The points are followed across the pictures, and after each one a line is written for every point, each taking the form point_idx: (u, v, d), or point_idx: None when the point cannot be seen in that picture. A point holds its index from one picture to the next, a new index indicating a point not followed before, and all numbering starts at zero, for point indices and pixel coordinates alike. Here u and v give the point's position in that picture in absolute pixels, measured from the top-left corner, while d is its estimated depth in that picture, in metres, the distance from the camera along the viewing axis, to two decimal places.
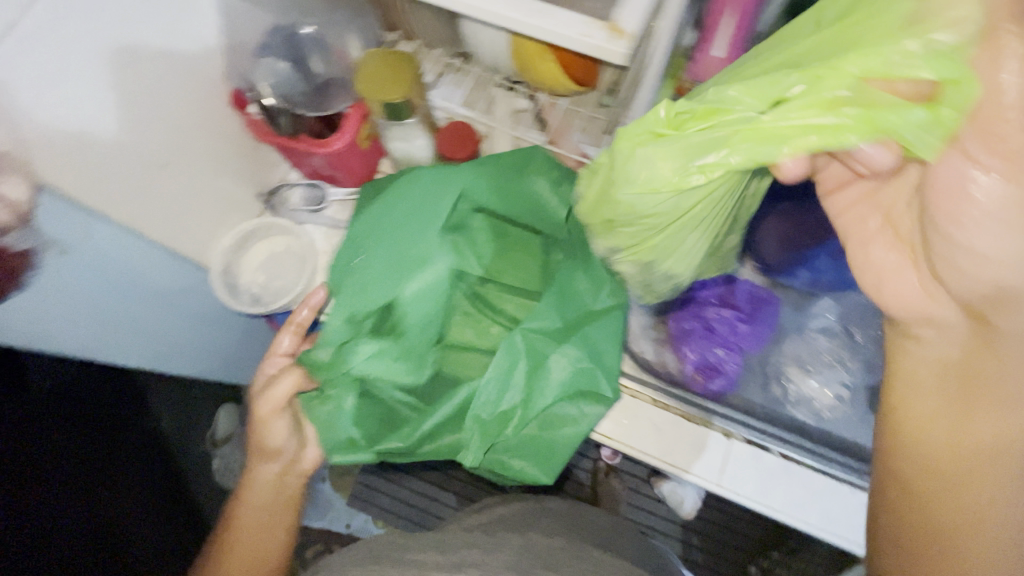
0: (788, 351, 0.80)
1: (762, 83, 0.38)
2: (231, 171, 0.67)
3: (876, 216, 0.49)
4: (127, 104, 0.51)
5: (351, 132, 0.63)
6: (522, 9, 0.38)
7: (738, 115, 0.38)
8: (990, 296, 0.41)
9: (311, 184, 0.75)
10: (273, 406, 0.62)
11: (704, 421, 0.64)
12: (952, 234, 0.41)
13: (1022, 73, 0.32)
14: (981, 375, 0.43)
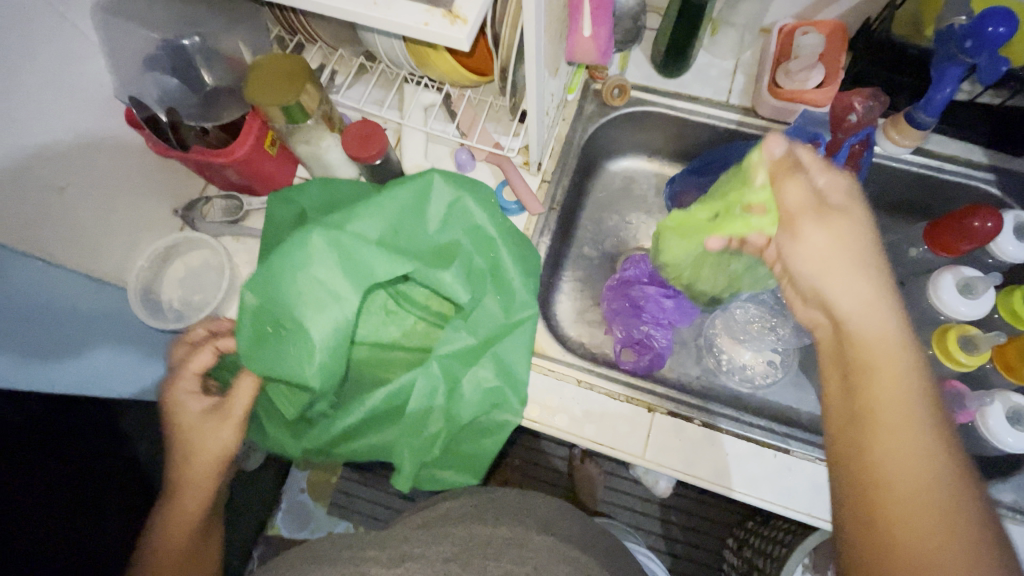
0: (720, 321, 0.80)
1: (687, 215, 0.63)
2: (139, 188, 0.67)
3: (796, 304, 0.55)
4: (11, 130, 0.50)
5: (253, 139, 0.63)
6: (361, 3, 0.39)
7: (693, 221, 0.63)
8: (862, 307, 0.46)
9: (229, 196, 0.74)
10: (214, 427, 0.54)
11: (628, 398, 0.65)
12: (814, 266, 0.50)
13: (795, 189, 0.51)
14: (855, 367, 0.44)
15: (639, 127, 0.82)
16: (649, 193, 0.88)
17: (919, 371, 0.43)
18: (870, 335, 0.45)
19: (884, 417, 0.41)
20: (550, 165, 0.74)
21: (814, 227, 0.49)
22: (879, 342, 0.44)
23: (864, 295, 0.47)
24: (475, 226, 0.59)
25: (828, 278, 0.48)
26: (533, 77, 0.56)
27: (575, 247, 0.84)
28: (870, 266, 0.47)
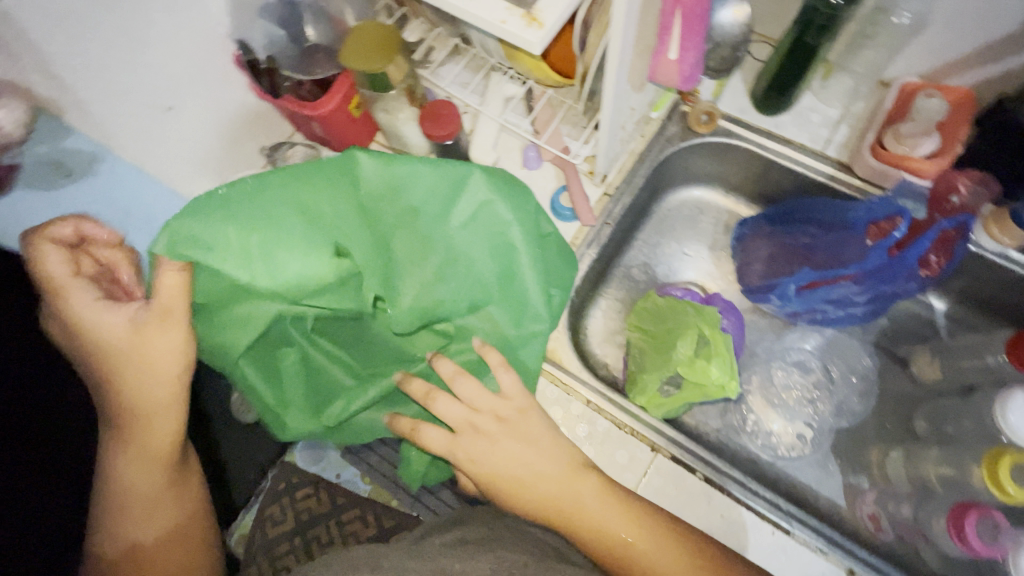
0: (757, 380, 0.76)
1: (646, 387, 0.65)
2: (233, 123, 0.73)
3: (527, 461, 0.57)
4: (129, 48, 0.56)
5: (339, 98, 0.67)
6: None
7: (637, 376, 0.69)
8: (500, 457, 0.54)
9: (311, 145, 0.79)
10: (159, 330, 0.49)
11: (632, 431, 0.63)
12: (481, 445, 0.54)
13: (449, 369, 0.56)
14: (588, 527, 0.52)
15: (720, 160, 0.78)
16: (714, 228, 0.84)
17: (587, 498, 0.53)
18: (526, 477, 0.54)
19: (650, 567, 0.50)
20: (615, 179, 0.73)
21: (469, 448, 0.54)
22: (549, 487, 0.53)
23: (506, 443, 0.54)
24: (501, 236, 0.56)
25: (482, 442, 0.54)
26: (610, 89, 0.55)
27: (623, 267, 0.83)
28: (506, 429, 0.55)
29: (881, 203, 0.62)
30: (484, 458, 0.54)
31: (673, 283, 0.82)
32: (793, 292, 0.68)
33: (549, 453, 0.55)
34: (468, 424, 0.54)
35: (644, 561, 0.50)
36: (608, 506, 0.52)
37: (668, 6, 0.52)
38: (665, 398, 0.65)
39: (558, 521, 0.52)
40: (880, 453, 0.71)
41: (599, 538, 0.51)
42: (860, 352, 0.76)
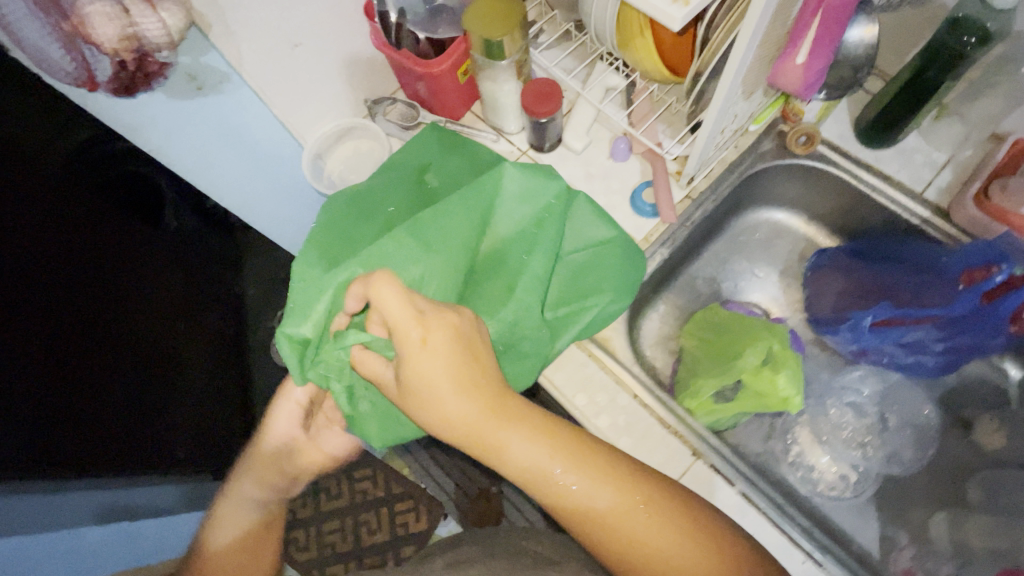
0: (807, 414, 0.74)
1: (697, 391, 0.64)
2: (348, 70, 0.77)
3: None
4: None
5: (452, 61, 0.70)
6: None
7: (686, 378, 0.69)
8: (433, 400, 0.47)
9: (411, 104, 0.82)
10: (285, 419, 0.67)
11: (676, 432, 0.62)
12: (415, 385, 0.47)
13: (392, 300, 0.46)
14: (536, 472, 0.47)
15: (810, 185, 0.77)
16: (790, 255, 0.83)
17: (533, 430, 0.47)
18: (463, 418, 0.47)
19: (595, 506, 0.46)
20: (701, 184, 0.73)
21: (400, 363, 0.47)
22: (479, 430, 0.47)
23: (443, 386, 0.46)
24: (541, 225, 0.58)
25: (419, 381, 0.47)
26: (724, 88, 0.55)
27: (688, 275, 0.82)
28: (457, 374, 0.47)
29: (981, 250, 0.60)
30: (415, 365, 0.46)
31: (737, 301, 0.81)
32: (868, 327, 0.67)
33: (488, 382, 0.48)
34: (394, 332, 0.47)
35: (582, 499, 0.46)
36: (546, 449, 0.47)
37: (808, 10, 0.52)
38: (718, 402, 0.64)
39: (473, 445, 0.48)
40: (925, 513, 0.68)
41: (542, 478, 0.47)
42: (924, 406, 0.73)
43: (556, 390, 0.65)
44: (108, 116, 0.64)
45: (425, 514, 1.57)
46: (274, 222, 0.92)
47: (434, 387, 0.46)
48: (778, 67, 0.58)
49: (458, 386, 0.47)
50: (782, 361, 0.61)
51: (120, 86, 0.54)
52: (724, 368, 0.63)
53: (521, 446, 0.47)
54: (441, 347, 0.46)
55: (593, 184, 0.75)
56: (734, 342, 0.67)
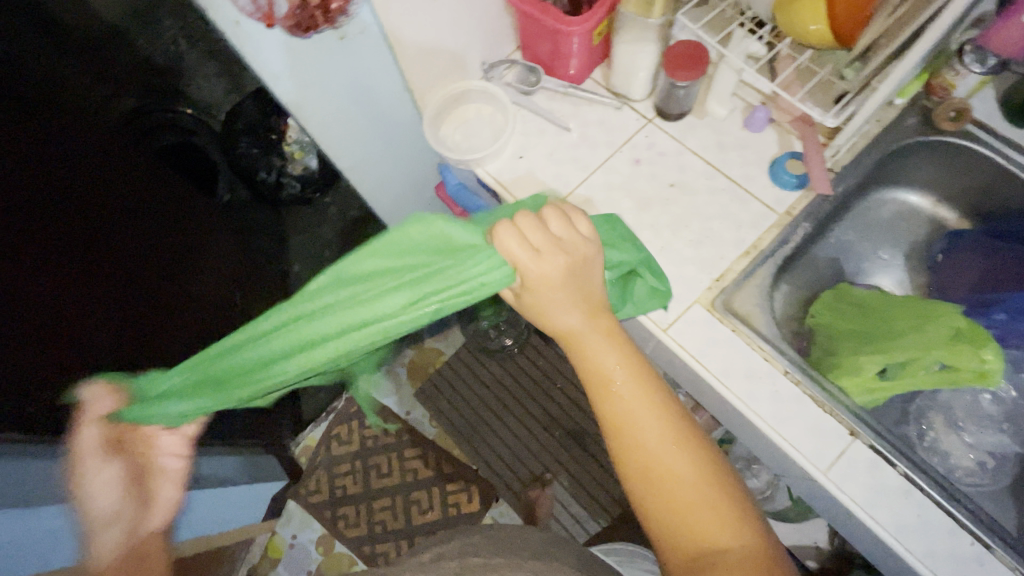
0: (941, 399, 0.72)
1: (854, 371, 0.61)
2: (477, 29, 0.75)
3: (562, 290, 0.53)
4: None
5: (591, 23, 0.68)
6: None
7: (829, 358, 0.66)
8: (545, 294, 0.53)
9: (529, 66, 0.80)
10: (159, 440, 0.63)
11: (832, 411, 0.59)
12: (531, 285, 0.53)
13: (554, 218, 0.54)
14: (612, 386, 0.52)
15: (947, 165, 0.75)
16: (914, 237, 0.81)
17: (622, 351, 0.53)
18: (560, 322, 0.54)
19: (635, 421, 0.50)
20: (843, 158, 0.71)
21: (530, 271, 0.52)
22: (579, 333, 0.54)
23: (559, 285, 0.52)
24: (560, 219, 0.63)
25: (539, 284, 0.53)
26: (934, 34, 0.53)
27: (814, 254, 0.77)
28: (576, 277, 0.53)
29: None
30: (542, 276, 0.52)
31: (862, 282, 0.79)
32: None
33: (586, 295, 0.54)
34: (534, 254, 0.52)
35: (626, 412, 0.51)
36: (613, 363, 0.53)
37: None
38: (882, 381, 0.61)
39: (569, 347, 0.55)
40: None
41: (594, 373, 0.52)
42: None
43: (698, 363, 0.62)
44: (255, 64, 0.57)
45: (477, 495, 1.54)
46: (376, 190, 0.89)
47: (551, 286, 0.52)
48: (996, 32, 0.68)
49: (568, 287, 0.53)
50: (968, 347, 0.57)
51: (297, 24, 0.51)
52: (904, 342, 0.61)
53: (605, 357, 0.53)
54: (569, 267, 0.53)
55: (727, 154, 0.72)
56: (917, 321, 0.62)
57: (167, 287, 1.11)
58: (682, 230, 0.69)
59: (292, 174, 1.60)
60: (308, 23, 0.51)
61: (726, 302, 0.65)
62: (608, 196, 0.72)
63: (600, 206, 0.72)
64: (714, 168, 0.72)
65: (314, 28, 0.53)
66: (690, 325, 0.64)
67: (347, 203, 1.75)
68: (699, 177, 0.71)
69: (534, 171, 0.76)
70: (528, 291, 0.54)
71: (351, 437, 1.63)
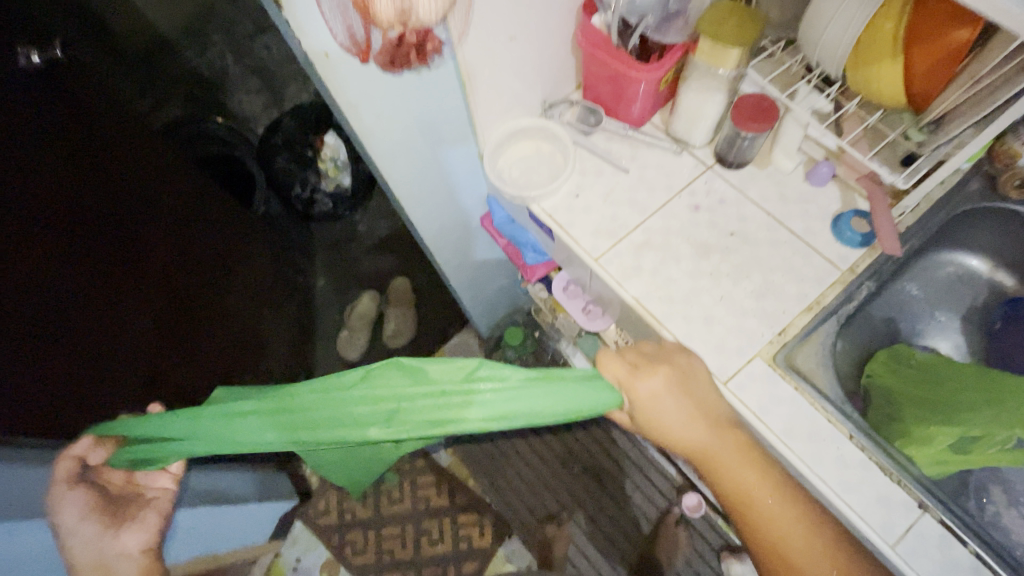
0: (1002, 472, 0.69)
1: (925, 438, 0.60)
2: (544, 71, 0.76)
3: (686, 407, 0.57)
4: None
5: (661, 71, 0.69)
6: None
7: (891, 423, 0.64)
8: (667, 413, 0.56)
9: (590, 107, 0.81)
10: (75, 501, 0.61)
11: (899, 481, 0.57)
12: (648, 407, 0.57)
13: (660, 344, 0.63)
14: (749, 506, 0.54)
15: (1010, 232, 0.75)
16: (973, 301, 0.79)
17: (762, 469, 0.54)
18: (692, 439, 0.56)
19: (784, 542, 0.52)
20: (908, 219, 0.71)
21: (644, 388, 0.57)
22: (713, 453, 0.55)
23: (675, 402, 0.57)
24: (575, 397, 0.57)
25: (663, 402, 0.57)
26: None
27: (873, 311, 0.75)
28: (692, 396, 0.57)
29: None
30: (660, 395, 0.57)
31: (916, 343, 0.78)
32: None
33: (700, 403, 0.58)
34: (632, 373, 0.57)
35: (767, 512, 0.53)
36: (740, 460, 0.55)
37: None
38: (954, 454, 0.60)
39: (702, 467, 0.56)
40: None
41: (735, 488, 0.54)
42: None
43: (758, 420, 0.61)
44: (334, 93, 0.57)
45: (489, 530, 1.50)
46: (425, 219, 0.89)
47: (672, 401, 0.57)
48: None
49: (687, 403, 0.57)
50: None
51: (390, 59, 0.54)
52: (982, 415, 0.60)
53: (743, 472, 0.54)
54: (675, 382, 0.58)
55: (790, 207, 0.72)
56: (994, 395, 0.60)
57: (195, 300, 1.09)
58: (744, 280, 0.68)
59: (325, 191, 1.57)
60: (401, 59, 0.55)
61: (788, 358, 0.64)
62: (666, 240, 0.72)
63: (658, 250, 0.71)
64: (776, 221, 0.71)
65: (405, 65, 0.57)
66: (752, 379, 0.63)
67: (376, 222, 1.73)
68: (759, 228, 0.71)
69: (590, 211, 0.75)
70: (648, 411, 0.57)
71: None
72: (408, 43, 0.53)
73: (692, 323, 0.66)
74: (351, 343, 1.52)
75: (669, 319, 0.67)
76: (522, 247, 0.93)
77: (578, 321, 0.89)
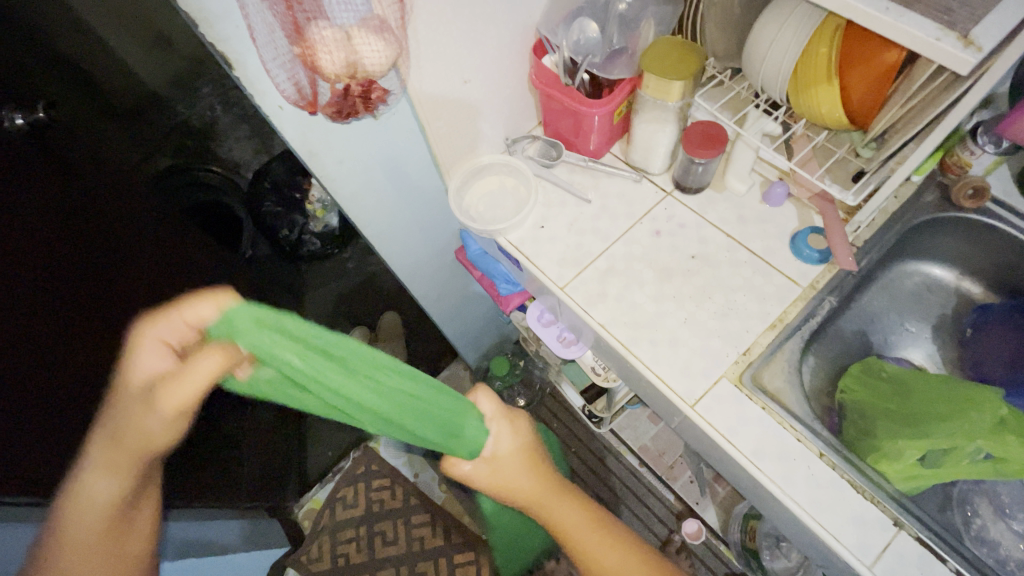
0: (986, 483, 0.68)
1: (897, 454, 0.59)
2: (501, 110, 0.79)
3: (523, 473, 0.67)
4: (465, 20, 0.62)
5: (611, 106, 0.71)
6: (876, 7, 0.48)
7: (865, 440, 0.64)
8: (510, 488, 0.67)
9: (550, 141, 0.83)
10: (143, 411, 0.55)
11: (873, 498, 0.56)
12: (497, 490, 0.66)
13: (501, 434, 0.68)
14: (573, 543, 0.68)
15: (969, 241, 0.76)
16: (941, 310, 0.80)
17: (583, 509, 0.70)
18: (536, 510, 0.67)
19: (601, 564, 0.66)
20: (865, 233, 0.72)
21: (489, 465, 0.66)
22: (550, 515, 0.68)
23: (521, 471, 0.68)
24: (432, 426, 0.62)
25: (499, 477, 0.66)
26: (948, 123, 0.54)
27: (842, 323, 0.75)
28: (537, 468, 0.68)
29: None
30: (503, 463, 0.67)
31: (888, 355, 0.78)
32: None
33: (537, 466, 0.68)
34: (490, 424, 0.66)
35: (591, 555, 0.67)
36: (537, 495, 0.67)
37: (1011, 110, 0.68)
38: (925, 468, 0.59)
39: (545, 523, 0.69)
40: None
41: (574, 542, 0.68)
42: None
43: (729, 444, 0.60)
44: (292, 142, 0.59)
45: (487, 567, 1.44)
46: (400, 256, 0.90)
47: (513, 472, 0.67)
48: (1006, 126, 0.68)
49: (525, 465, 0.68)
50: None
51: (339, 109, 0.57)
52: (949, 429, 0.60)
53: (575, 522, 0.68)
54: (518, 447, 0.69)
55: (748, 228, 0.73)
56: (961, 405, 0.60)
57: None
58: (706, 302, 0.69)
59: (312, 232, 1.63)
60: (350, 108, 0.57)
61: (754, 378, 0.64)
62: (629, 266, 0.73)
63: (621, 276, 0.72)
64: (736, 242, 0.72)
65: (354, 113, 0.59)
66: (720, 401, 0.63)
67: (365, 258, 1.74)
68: (720, 249, 0.72)
69: (555, 241, 0.76)
70: (496, 492, 0.67)
71: (356, 501, 1.55)
72: (354, 93, 0.55)
73: (657, 347, 0.67)
74: None
75: (634, 343, 0.67)
76: (495, 278, 0.94)
77: (554, 349, 0.89)
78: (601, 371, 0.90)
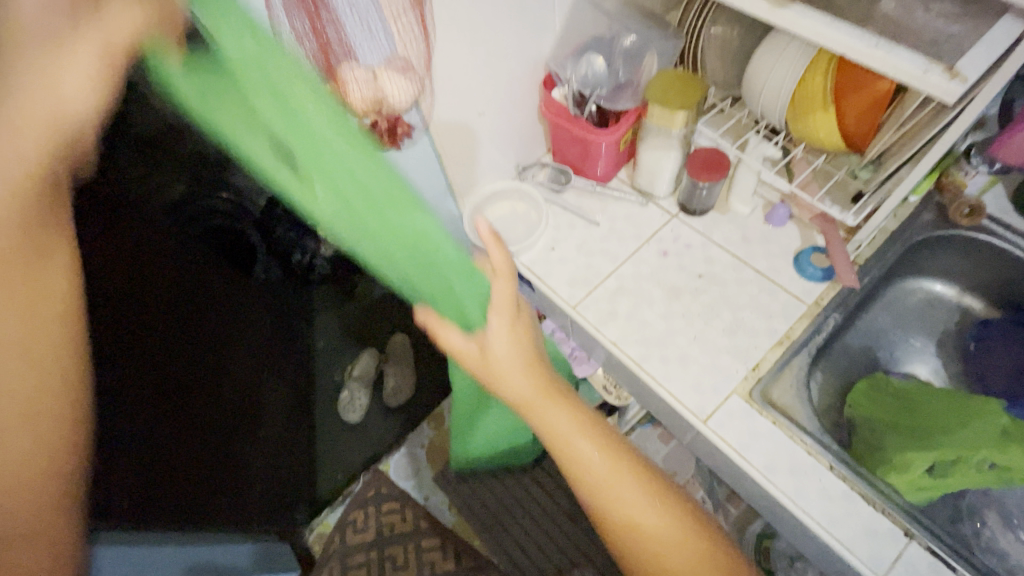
0: (993, 495, 0.69)
1: (905, 465, 0.60)
2: (513, 138, 0.83)
3: (521, 379, 0.52)
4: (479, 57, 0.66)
5: (618, 134, 0.75)
6: (866, 44, 0.51)
7: (873, 453, 0.65)
8: (511, 388, 0.53)
9: (560, 167, 0.87)
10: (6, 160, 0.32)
11: (883, 509, 0.58)
12: (496, 371, 0.53)
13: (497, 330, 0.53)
14: (578, 475, 0.51)
15: (968, 257, 0.78)
16: (945, 325, 0.81)
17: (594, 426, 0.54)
18: (542, 420, 0.52)
19: (617, 499, 0.50)
20: (866, 251, 0.75)
21: (505, 360, 0.53)
22: (555, 430, 0.52)
23: (520, 375, 0.52)
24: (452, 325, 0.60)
25: (513, 380, 0.52)
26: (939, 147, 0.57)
27: (848, 339, 0.77)
28: (545, 378, 0.53)
29: None
30: (501, 363, 0.53)
31: (895, 370, 0.80)
32: None
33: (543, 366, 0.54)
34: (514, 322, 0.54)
35: (605, 494, 0.50)
36: (550, 409, 0.52)
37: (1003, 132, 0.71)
38: (934, 479, 0.60)
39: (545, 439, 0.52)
40: None
41: (578, 467, 0.51)
42: None
43: (741, 457, 0.62)
44: None
45: None
46: None
47: (514, 376, 0.52)
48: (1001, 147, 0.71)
49: (529, 374, 0.52)
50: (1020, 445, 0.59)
51: None
52: (954, 441, 0.61)
53: (591, 456, 0.51)
54: (521, 352, 0.54)
55: (753, 247, 0.76)
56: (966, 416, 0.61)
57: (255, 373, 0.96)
58: (714, 319, 0.71)
59: None
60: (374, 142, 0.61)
61: (764, 394, 0.66)
62: (638, 285, 0.75)
63: (631, 295, 0.75)
64: (741, 261, 0.75)
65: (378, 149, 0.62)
66: (731, 416, 0.64)
67: None
68: (726, 268, 0.75)
69: (566, 261, 0.79)
70: (504, 393, 0.54)
71: (367, 525, 1.52)
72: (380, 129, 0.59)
73: (668, 364, 0.69)
74: (350, 406, 1.42)
75: (646, 360, 0.69)
76: None
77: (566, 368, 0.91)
78: (612, 389, 0.92)
